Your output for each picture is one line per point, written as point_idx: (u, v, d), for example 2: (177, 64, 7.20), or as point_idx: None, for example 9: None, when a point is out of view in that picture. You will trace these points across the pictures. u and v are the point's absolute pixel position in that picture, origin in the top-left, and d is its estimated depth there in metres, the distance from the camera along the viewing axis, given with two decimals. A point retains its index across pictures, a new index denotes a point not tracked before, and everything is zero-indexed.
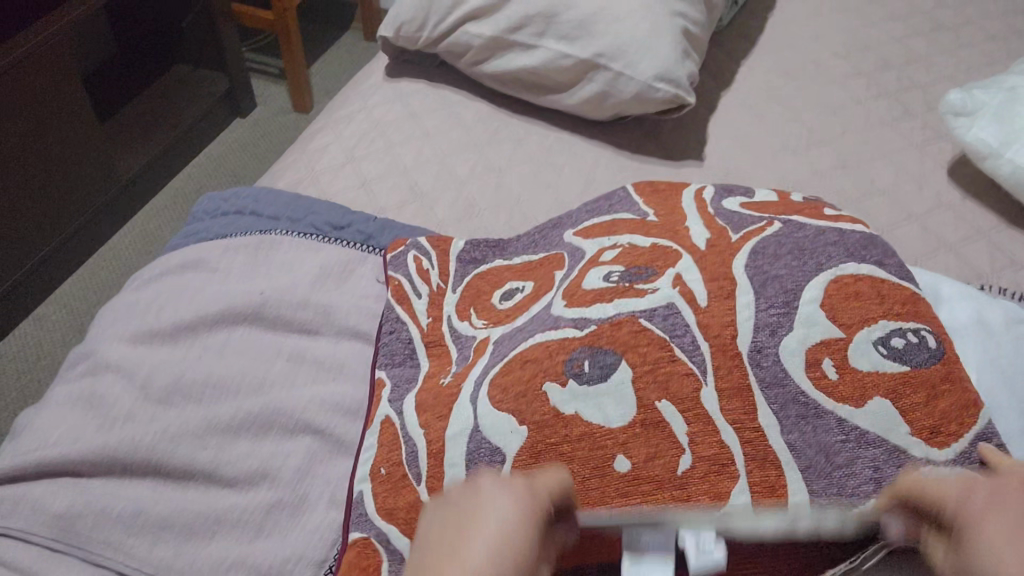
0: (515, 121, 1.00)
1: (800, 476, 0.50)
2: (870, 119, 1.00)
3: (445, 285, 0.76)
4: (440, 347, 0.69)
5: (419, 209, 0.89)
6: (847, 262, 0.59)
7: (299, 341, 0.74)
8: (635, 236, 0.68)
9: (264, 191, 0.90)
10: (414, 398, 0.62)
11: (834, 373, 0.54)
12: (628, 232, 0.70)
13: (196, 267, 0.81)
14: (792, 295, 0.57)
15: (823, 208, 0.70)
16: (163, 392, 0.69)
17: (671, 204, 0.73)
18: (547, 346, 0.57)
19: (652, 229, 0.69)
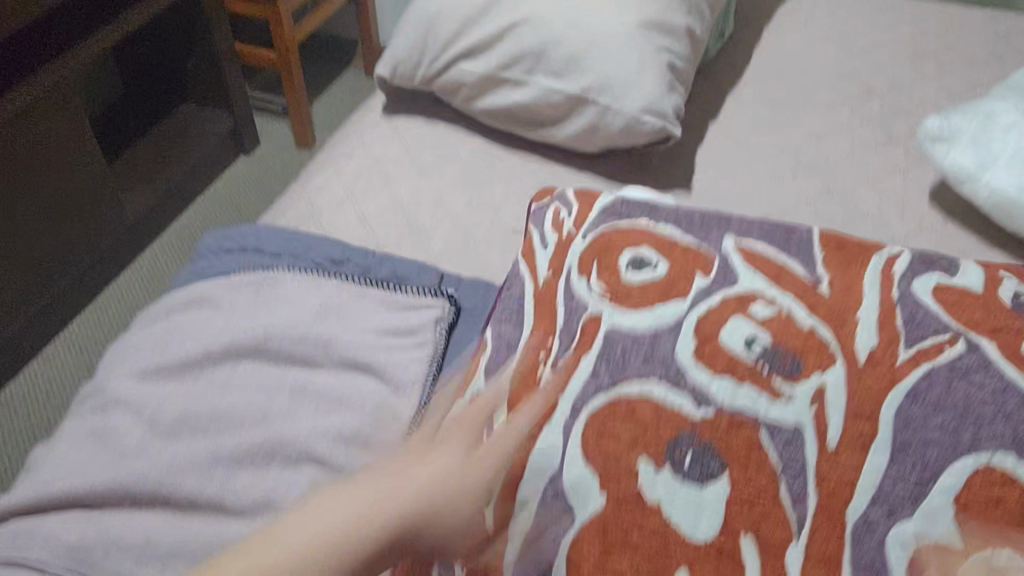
0: (509, 154, 1.02)
1: (899, 466, 0.59)
2: (854, 145, 1.03)
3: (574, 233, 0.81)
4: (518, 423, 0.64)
5: (416, 242, 0.91)
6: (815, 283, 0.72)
7: (300, 374, 0.78)
8: (646, 246, 0.77)
9: (263, 228, 0.94)
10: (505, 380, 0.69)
11: (768, 314, 0.69)
12: (646, 241, 0.77)
13: (201, 304, 0.85)
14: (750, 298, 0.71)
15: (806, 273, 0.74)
16: (172, 426, 0.74)
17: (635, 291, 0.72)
18: (655, 410, 0.62)
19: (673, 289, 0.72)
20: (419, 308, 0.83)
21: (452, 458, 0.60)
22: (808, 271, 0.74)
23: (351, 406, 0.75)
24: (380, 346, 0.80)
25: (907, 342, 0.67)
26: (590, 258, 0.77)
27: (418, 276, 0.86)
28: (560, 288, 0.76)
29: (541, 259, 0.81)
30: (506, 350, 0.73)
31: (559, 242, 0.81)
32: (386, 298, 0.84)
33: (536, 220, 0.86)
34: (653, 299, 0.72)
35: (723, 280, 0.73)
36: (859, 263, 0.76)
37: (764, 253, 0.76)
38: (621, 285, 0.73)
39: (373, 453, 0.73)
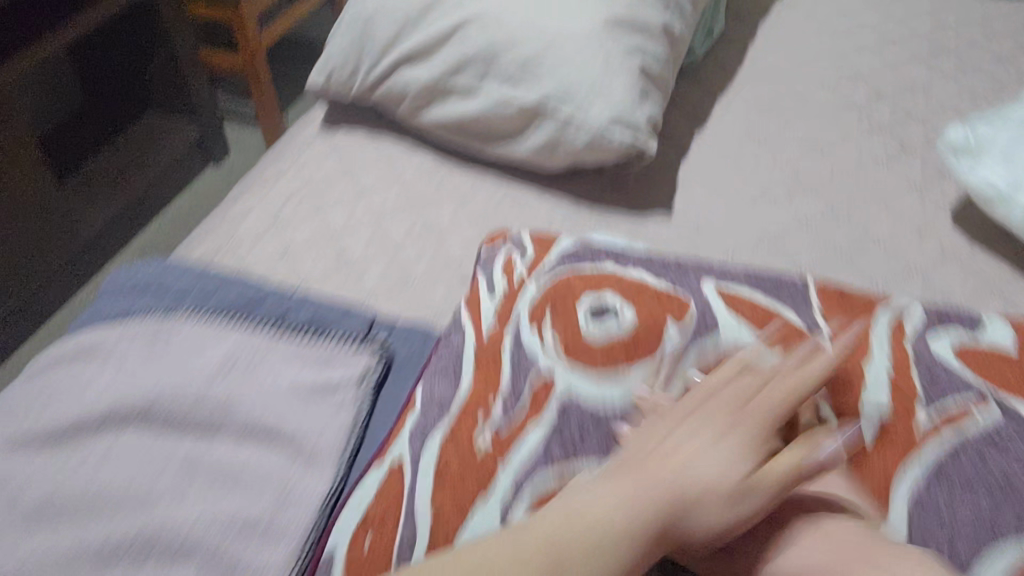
0: (463, 174, 0.89)
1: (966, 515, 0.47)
2: (863, 158, 0.88)
3: (525, 278, 0.67)
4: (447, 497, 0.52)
5: (346, 279, 0.78)
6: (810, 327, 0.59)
7: (193, 446, 0.62)
8: (609, 290, 0.63)
9: (170, 263, 0.79)
10: (438, 452, 0.54)
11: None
12: (608, 286, 0.63)
13: (91, 355, 0.69)
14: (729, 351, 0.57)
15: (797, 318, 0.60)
16: (34, 511, 0.58)
17: (596, 350, 0.59)
18: None
19: (640, 344, 0.59)
20: (343, 353, 0.69)
21: (703, 449, 0.45)
22: (804, 319, 0.60)
23: (255, 481, 0.60)
24: (293, 406, 0.65)
25: (925, 402, 0.53)
26: (545, 305, 0.63)
27: (344, 320, 0.72)
28: (509, 335, 0.61)
29: (488, 308, 0.66)
30: (434, 412, 0.58)
31: (508, 290, 0.67)
32: (302, 346, 0.69)
33: (485, 266, 0.71)
34: (619, 355, 0.58)
35: (702, 328, 0.59)
36: (864, 312, 0.62)
37: (751, 300, 0.62)
38: (580, 337, 0.59)
39: (274, 544, 0.57)
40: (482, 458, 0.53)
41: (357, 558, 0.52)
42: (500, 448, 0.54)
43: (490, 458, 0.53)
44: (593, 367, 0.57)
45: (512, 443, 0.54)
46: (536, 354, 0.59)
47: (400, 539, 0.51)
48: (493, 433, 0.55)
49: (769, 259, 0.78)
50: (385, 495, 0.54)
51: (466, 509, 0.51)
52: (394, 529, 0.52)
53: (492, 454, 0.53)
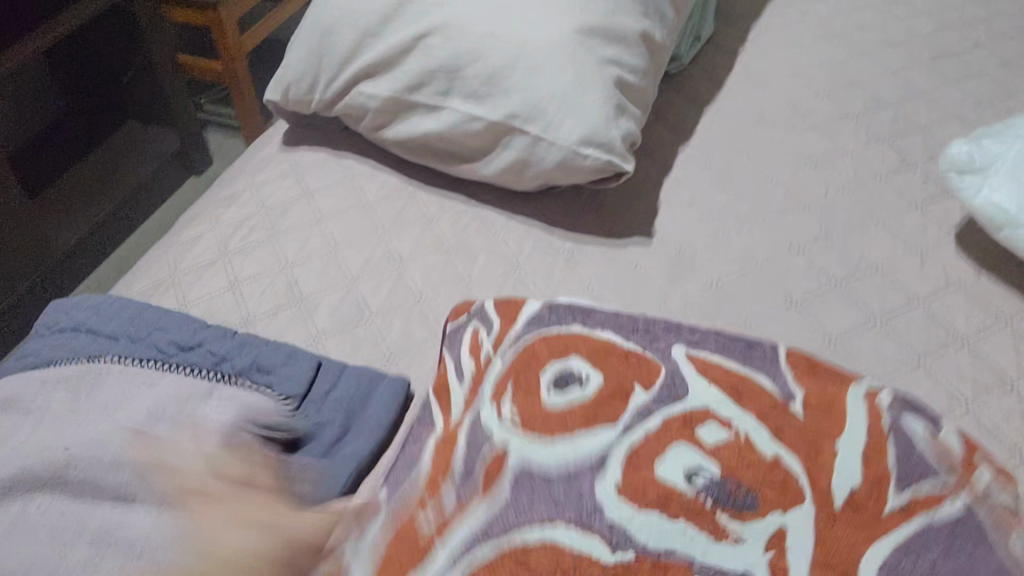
0: (428, 196, 0.82)
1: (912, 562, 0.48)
2: (860, 174, 0.82)
3: (490, 351, 0.61)
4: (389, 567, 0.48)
5: (296, 316, 0.72)
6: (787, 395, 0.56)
7: (109, 515, 0.53)
8: (575, 357, 0.58)
9: (110, 303, 0.73)
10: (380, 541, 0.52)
11: (720, 438, 0.53)
12: (576, 353, 0.58)
13: (8, 407, 0.62)
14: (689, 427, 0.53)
15: (770, 389, 0.57)
16: None
17: (546, 426, 0.53)
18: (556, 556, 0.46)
19: (600, 421, 0.54)
20: (275, 417, 0.62)
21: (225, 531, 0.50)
22: (778, 386, 0.57)
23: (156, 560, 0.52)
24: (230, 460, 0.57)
25: (897, 484, 0.51)
26: (505, 383, 0.57)
27: (286, 367, 0.66)
28: (465, 421, 0.56)
29: (457, 398, 0.60)
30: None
31: (476, 367, 0.61)
32: (240, 394, 0.63)
33: (452, 349, 0.64)
34: (574, 426, 0.53)
35: (670, 390, 0.56)
36: (837, 384, 0.58)
37: (728, 368, 0.58)
38: (540, 408, 0.55)
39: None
40: (425, 535, 0.49)
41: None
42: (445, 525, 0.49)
43: (438, 531, 0.49)
44: (549, 438, 0.53)
45: (456, 518, 0.49)
46: (487, 427, 0.54)
47: None
48: (440, 511, 0.50)
49: (756, 289, 0.72)
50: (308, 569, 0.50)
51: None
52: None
53: (436, 531, 0.49)
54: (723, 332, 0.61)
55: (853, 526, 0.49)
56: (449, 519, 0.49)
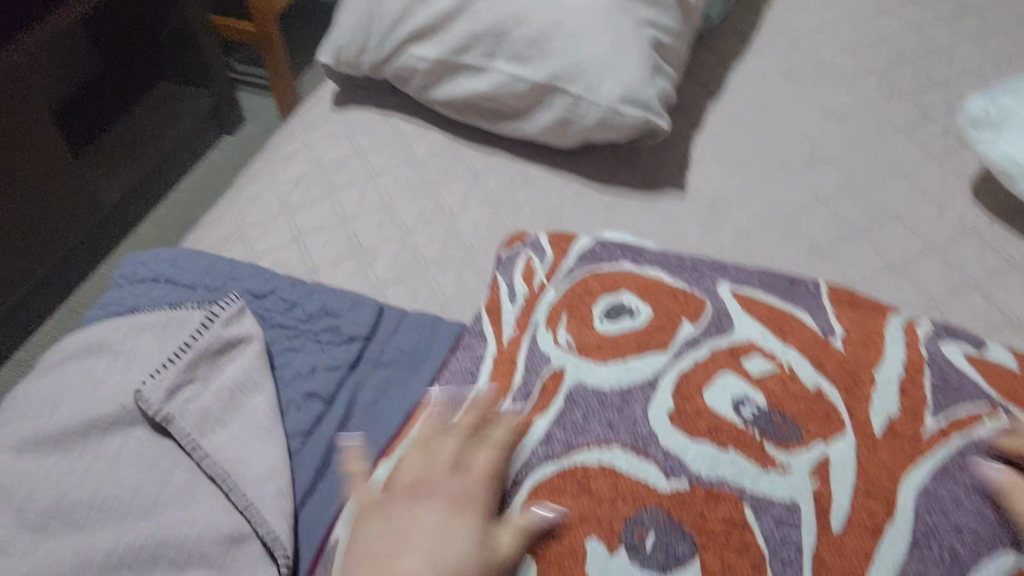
0: (473, 154, 0.87)
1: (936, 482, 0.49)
2: (883, 127, 0.86)
3: (547, 283, 0.67)
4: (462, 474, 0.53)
5: (357, 267, 0.78)
6: (801, 312, 0.62)
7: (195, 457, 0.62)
8: (626, 292, 0.63)
9: (184, 253, 0.80)
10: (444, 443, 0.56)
11: (765, 369, 0.56)
12: (626, 288, 0.63)
13: (101, 350, 0.71)
14: (733, 345, 0.58)
15: (798, 316, 0.61)
16: (41, 517, 0.59)
17: (608, 341, 0.59)
18: (616, 482, 0.50)
19: (652, 339, 0.58)
20: (341, 362, 0.69)
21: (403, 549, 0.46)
22: (818, 322, 0.61)
23: (252, 508, 0.60)
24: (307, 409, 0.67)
25: (932, 409, 0.54)
26: (560, 309, 0.63)
27: (353, 311, 0.72)
28: (525, 343, 0.61)
29: (508, 316, 0.66)
30: (450, 410, 0.59)
31: (530, 294, 0.67)
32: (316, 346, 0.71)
33: (505, 271, 0.70)
34: (628, 350, 0.58)
35: (717, 327, 0.59)
36: (877, 318, 0.61)
37: (775, 307, 0.62)
38: (595, 335, 0.59)
39: (250, 574, 0.57)
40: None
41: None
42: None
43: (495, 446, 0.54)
44: (603, 360, 0.57)
45: (516, 435, 0.54)
46: (548, 351, 0.59)
47: None
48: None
49: (783, 238, 0.77)
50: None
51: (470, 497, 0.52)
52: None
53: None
54: (766, 272, 0.66)
55: (894, 454, 0.51)
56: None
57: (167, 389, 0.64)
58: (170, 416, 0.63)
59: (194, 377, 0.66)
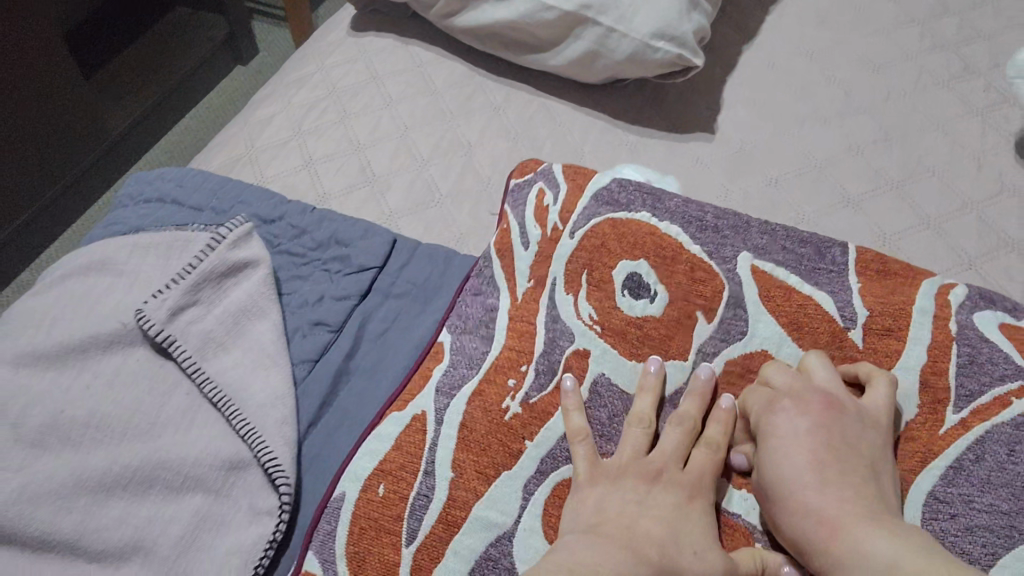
0: (495, 85, 0.84)
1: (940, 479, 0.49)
2: (924, 79, 0.82)
3: (562, 228, 0.64)
4: (486, 452, 0.54)
5: (369, 195, 0.75)
6: (825, 295, 0.57)
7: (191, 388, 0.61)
8: (644, 263, 0.60)
9: (193, 172, 0.77)
10: (465, 406, 0.56)
11: None
12: (644, 255, 0.60)
13: (101, 270, 0.68)
14: (745, 356, 0.56)
15: (824, 301, 0.57)
16: (37, 434, 0.57)
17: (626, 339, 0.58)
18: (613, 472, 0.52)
19: (667, 345, 0.57)
20: (350, 293, 0.67)
21: (599, 556, 0.44)
22: (839, 304, 0.56)
23: (254, 435, 0.58)
24: (312, 339, 0.65)
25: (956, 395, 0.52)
26: (577, 276, 0.61)
27: (364, 240, 0.69)
28: (543, 303, 0.61)
29: (521, 264, 0.64)
30: (466, 365, 0.59)
31: (544, 240, 0.64)
32: (328, 279, 0.68)
33: (515, 205, 0.67)
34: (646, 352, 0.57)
35: (731, 324, 0.57)
36: (907, 288, 0.57)
37: (794, 289, 0.58)
38: (612, 321, 0.58)
39: (248, 505, 0.56)
40: (509, 423, 0.55)
41: (366, 513, 0.53)
42: (532, 415, 0.55)
43: (521, 419, 0.55)
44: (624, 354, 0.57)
45: (543, 416, 0.55)
46: (571, 326, 0.59)
47: (420, 489, 0.54)
48: (524, 399, 0.56)
49: (813, 188, 0.74)
50: (400, 451, 0.55)
51: (488, 474, 0.54)
52: (411, 484, 0.54)
53: (521, 418, 0.55)
54: (792, 233, 0.61)
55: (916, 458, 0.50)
56: (534, 411, 0.56)
57: (169, 310, 0.62)
58: (172, 338, 0.61)
59: (197, 300, 0.63)
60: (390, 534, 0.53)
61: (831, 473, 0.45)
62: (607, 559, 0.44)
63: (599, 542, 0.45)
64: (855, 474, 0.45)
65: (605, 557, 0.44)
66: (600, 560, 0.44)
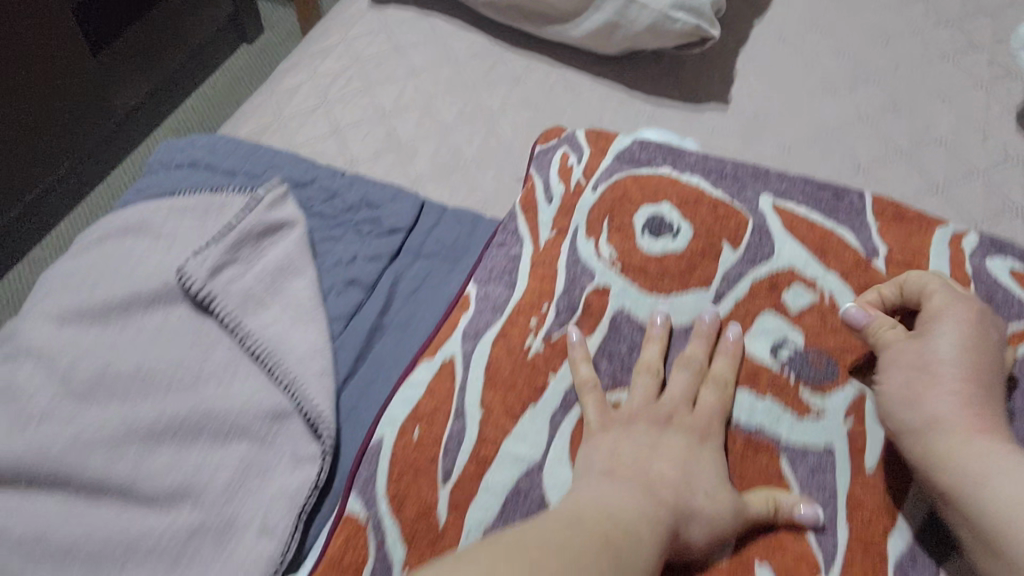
0: (515, 57, 0.86)
1: None
2: (930, 53, 0.85)
3: (586, 183, 0.65)
4: (510, 389, 0.56)
5: (397, 160, 0.78)
6: (846, 232, 0.61)
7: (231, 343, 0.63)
8: (666, 203, 0.62)
9: (223, 139, 0.79)
10: (489, 347, 0.58)
11: (805, 304, 0.58)
12: (666, 198, 0.62)
13: (138, 232, 0.70)
14: (773, 275, 0.59)
15: (845, 237, 0.60)
16: (84, 386, 0.60)
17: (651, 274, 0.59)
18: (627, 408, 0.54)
19: (694, 274, 0.59)
20: (381, 254, 0.69)
21: (621, 496, 0.45)
22: (862, 241, 0.60)
23: (296, 385, 0.60)
24: (345, 296, 0.67)
25: None
26: (600, 219, 0.62)
27: (395, 203, 0.72)
28: (565, 249, 0.62)
29: (545, 216, 0.65)
30: (491, 310, 0.60)
31: (567, 194, 0.65)
32: (359, 240, 0.70)
33: (540, 167, 0.68)
34: (672, 283, 0.59)
35: (757, 249, 0.60)
36: (921, 232, 0.61)
37: (817, 226, 0.61)
38: (636, 257, 0.60)
39: (292, 451, 0.59)
40: (531, 361, 0.57)
41: (404, 456, 0.54)
42: (554, 352, 0.57)
43: (545, 357, 0.57)
44: (647, 287, 0.59)
45: (565, 354, 0.57)
46: (591, 266, 0.60)
47: (453, 431, 0.55)
48: (546, 337, 0.58)
49: (826, 155, 0.76)
50: (433, 395, 0.56)
51: (515, 414, 0.55)
52: (445, 425, 0.55)
53: (543, 356, 0.57)
54: (811, 179, 0.64)
55: None
56: (556, 349, 0.57)
57: (209, 268, 0.64)
58: (213, 295, 0.64)
59: (235, 259, 0.66)
60: (424, 474, 0.53)
61: (971, 396, 0.48)
62: (629, 500, 0.45)
63: (617, 485, 0.46)
64: (988, 405, 0.48)
65: (626, 500, 0.45)
66: (625, 500, 0.45)
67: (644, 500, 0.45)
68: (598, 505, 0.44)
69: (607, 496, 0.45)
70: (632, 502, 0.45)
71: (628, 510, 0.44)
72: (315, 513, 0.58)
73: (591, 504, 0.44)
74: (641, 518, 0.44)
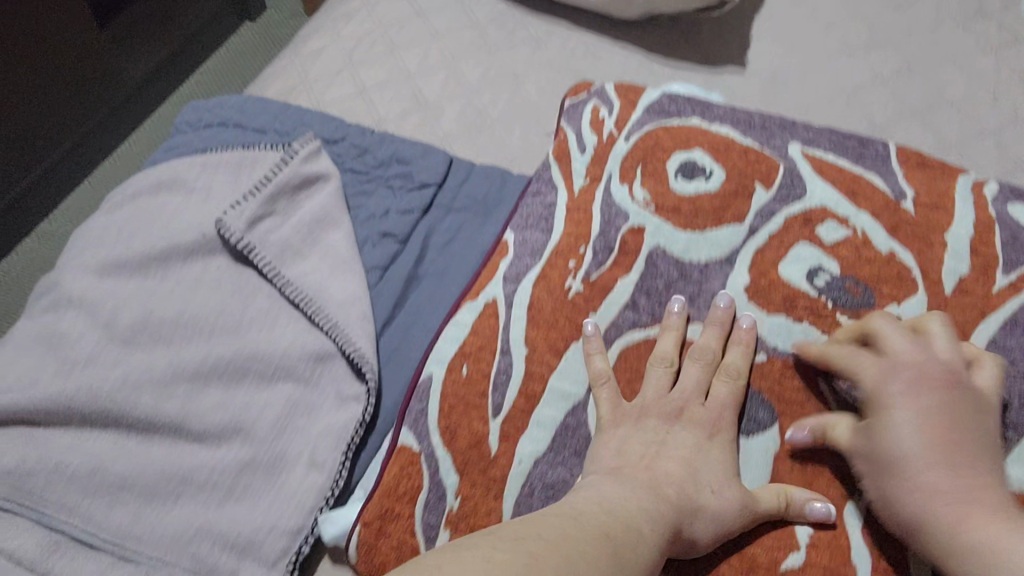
0: (535, 20, 0.88)
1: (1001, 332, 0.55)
2: (942, 15, 0.87)
3: (617, 134, 0.67)
4: (553, 327, 0.59)
5: (423, 121, 0.80)
6: (875, 177, 0.62)
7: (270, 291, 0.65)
8: (699, 149, 0.64)
9: (252, 99, 0.80)
10: (530, 290, 0.60)
11: (839, 236, 0.59)
12: (698, 144, 0.64)
13: (173, 187, 0.72)
14: (807, 211, 0.61)
15: (872, 180, 0.62)
16: (129, 332, 0.61)
17: (685, 213, 0.62)
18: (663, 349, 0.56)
19: (725, 213, 0.62)
20: (414, 207, 0.71)
21: (622, 492, 0.46)
22: (890, 185, 0.62)
23: (338, 331, 0.62)
24: (381, 247, 0.69)
25: (1004, 265, 0.57)
26: (633, 166, 0.64)
27: (425, 158, 0.73)
28: (600, 196, 0.64)
29: (577, 164, 0.67)
30: (529, 256, 0.63)
31: (600, 145, 0.67)
32: (391, 194, 0.72)
33: (571, 118, 0.69)
34: (706, 223, 0.61)
35: (790, 190, 0.62)
36: (947, 177, 0.62)
37: (846, 170, 0.63)
38: (670, 199, 0.62)
39: (336, 392, 0.60)
40: (572, 300, 0.60)
41: (454, 393, 0.58)
42: (592, 292, 0.60)
43: (583, 297, 0.60)
44: (681, 225, 0.61)
45: (603, 291, 0.60)
46: (625, 208, 0.63)
47: (501, 367, 0.58)
48: (584, 277, 0.60)
49: (841, 116, 0.79)
50: (478, 335, 0.60)
51: (557, 350, 0.58)
52: (491, 363, 0.59)
53: (583, 296, 0.60)
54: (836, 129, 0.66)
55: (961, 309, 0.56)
56: (594, 289, 0.60)
57: (247, 220, 0.65)
58: (251, 245, 0.65)
59: (273, 211, 0.67)
60: (477, 409, 0.57)
61: (949, 463, 0.46)
62: (626, 500, 0.45)
63: (617, 487, 0.46)
64: (972, 463, 0.47)
65: (626, 500, 0.45)
66: (623, 499, 0.45)
67: (643, 501, 0.45)
68: (596, 504, 0.44)
69: (608, 495, 0.45)
70: (633, 498, 0.45)
71: (628, 508, 0.44)
72: (360, 450, 0.60)
73: (587, 505, 0.44)
74: (639, 513, 0.44)
